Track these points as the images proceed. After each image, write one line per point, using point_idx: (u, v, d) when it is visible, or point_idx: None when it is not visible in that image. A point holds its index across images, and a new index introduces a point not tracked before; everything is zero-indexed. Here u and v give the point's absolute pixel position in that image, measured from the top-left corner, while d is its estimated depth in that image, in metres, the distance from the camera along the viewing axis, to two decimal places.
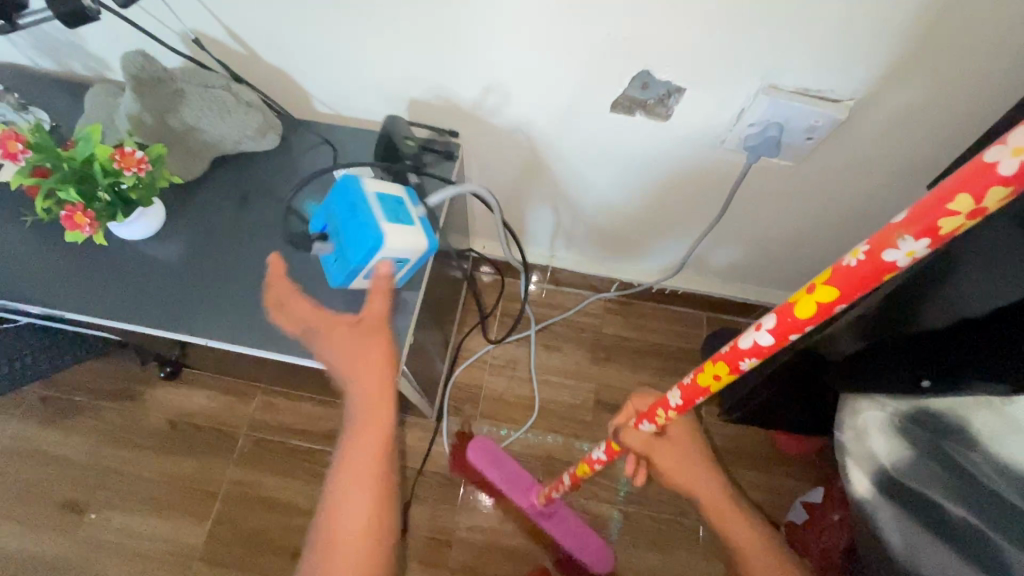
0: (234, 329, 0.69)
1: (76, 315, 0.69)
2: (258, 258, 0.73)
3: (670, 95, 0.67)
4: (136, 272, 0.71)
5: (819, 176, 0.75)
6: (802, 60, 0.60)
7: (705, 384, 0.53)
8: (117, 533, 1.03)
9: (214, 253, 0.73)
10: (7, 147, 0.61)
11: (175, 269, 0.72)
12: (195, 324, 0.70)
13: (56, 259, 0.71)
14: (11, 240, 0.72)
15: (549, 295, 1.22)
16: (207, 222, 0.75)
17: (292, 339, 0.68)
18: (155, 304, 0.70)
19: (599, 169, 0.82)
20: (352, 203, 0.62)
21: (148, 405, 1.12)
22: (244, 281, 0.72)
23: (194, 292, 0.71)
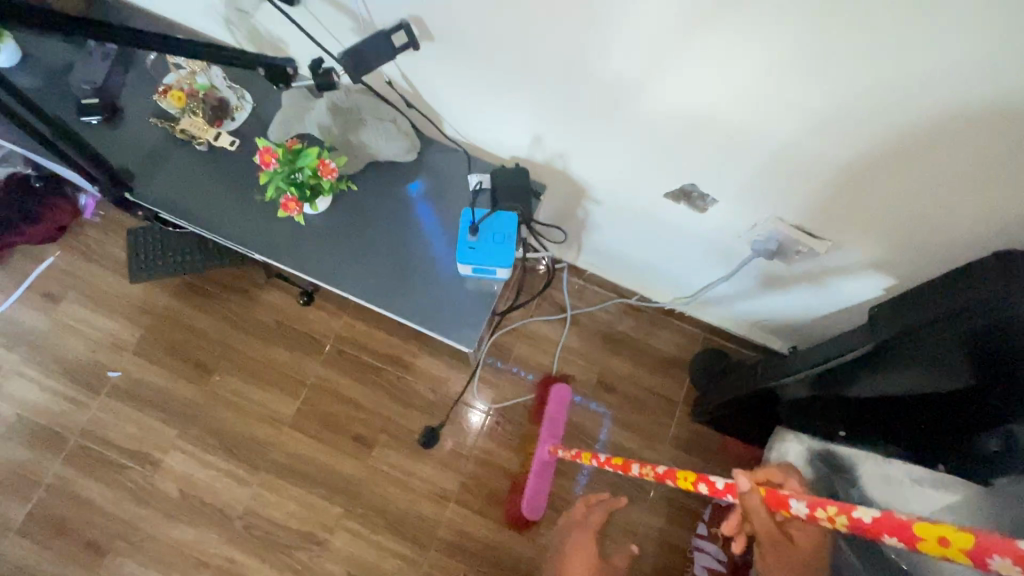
0: (366, 292, 1.01)
1: (264, 255, 1.02)
2: (387, 243, 1.03)
3: (707, 198, 0.95)
4: (304, 234, 1.03)
5: (799, 271, 1.04)
6: (798, 207, 0.89)
7: (678, 479, 0.77)
8: (234, 392, 1.42)
9: (358, 233, 1.04)
10: (263, 158, 0.91)
11: (332, 239, 1.03)
12: (341, 281, 1.01)
13: (257, 214, 1.03)
14: (225, 191, 1.03)
15: (581, 289, 1.51)
16: (357, 207, 1.05)
17: (405, 306, 1.00)
18: (316, 262, 1.02)
19: (644, 228, 1.10)
20: (505, 234, 0.94)
21: (262, 304, 1.47)
22: (376, 258, 1.03)
23: (342, 259, 1.02)
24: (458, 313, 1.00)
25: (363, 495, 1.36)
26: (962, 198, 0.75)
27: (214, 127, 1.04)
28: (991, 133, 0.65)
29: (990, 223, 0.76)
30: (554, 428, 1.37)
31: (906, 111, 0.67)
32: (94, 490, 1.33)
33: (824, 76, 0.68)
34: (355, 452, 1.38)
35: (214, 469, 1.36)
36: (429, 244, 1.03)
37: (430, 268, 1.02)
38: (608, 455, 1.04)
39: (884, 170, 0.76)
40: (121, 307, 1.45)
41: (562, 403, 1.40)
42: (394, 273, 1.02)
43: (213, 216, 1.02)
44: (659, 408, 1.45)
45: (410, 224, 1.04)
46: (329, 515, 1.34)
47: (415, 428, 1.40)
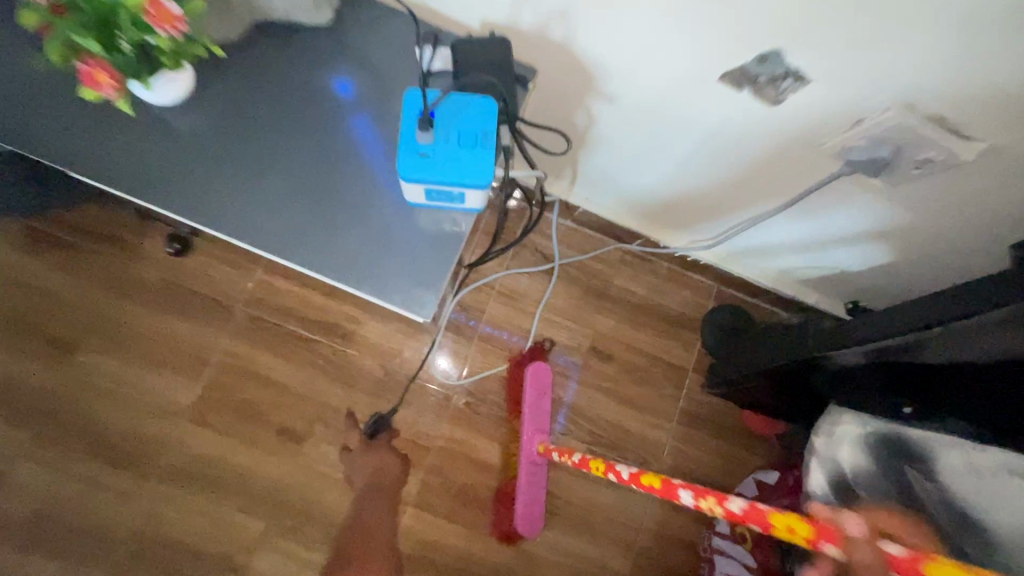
0: (260, 232, 0.66)
1: (95, 182, 0.66)
2: (288, 158, 0.68)
3: (788, 78, 0.59)
4: (162, 145, 0.67)
5: (902, 203, 0.71)
6: (950, 88, 0.53)
7: (773, 525, 0.45)
8: (106, 377, 1.05)
9: (246, 142, 0.68)
10: None
11: (206, 152, 0.67)
12: (220, 217, 0.66)
13: (86, 116, 0.67)
14: (31, 80, 0.67)
15: (569, 233, 1.18)
16: (243, 103, 0.69)
17: (324, 256, 0.66)
18: (181, 187, 0.67)
19: (671, 134, 0.76)
20: (478, 131, 0.58)
21: (140, 258, 1.08)
22: (274, 181, 0.67)
23: (221, 183, 0.67)
24: (400, 263, 0.67)
25: (293, 503, 1.04)
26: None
27: None
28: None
29: None
30: (539, 420, 1.06)
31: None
32: None
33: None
34: (279, 450, 1.06)
35: (84, 481, 1.01)
36: (356, 160, 0.68)
37: (359, 195, 0.68)
38: (634, 471, 0.72)
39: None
40: None
41: (542, 388, 1.08)
42: (301, 203, 0.67)
43: (15, 119, 0.66)
44: (666, 379, 1.18)
45: (326, 129, 0.69)
46: (248, 531, 1.02)
47: (359, 416, 1.08)
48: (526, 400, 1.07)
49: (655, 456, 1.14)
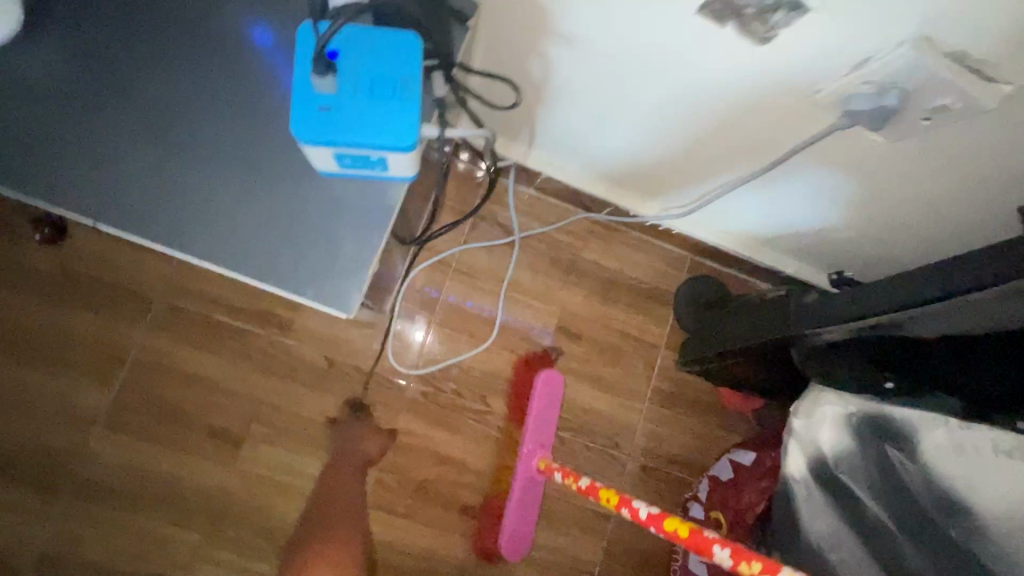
0: (141, 216, 0.55)
1: None
2: (173, 124, 0.56)
3: (780, 8, 0.48)
4: (8, 110, 0.55)
5: (902, 161, 0.62)
6: (979, 18, 0.43)
7: None
8: (2, 384, 0.91)
9: (119, 106, 0.56)
10: None
11: (70, 121, 0.55)
12: (90, 200, 0.55)
13: None
14: None
15: (532, 203, 1.07)
16: (113, 57, 0.56)
17: (217, 237, 0.55)
18: (34, 160, 0.55)
19: (637, 87, 0.66)
20: (392, 76, 0.46)
21: (30, 244, 0.93)
22: (156, 153, 0.56)
23: (85, 153, 0.55)
24: (315, 248, 0.56)
25: (232, 513, 0.94)
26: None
27: None
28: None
29: None
30: (541, 433, 0.99)
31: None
32: None
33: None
34: (213, 455, 0.94)
35: None
36: (248, 113, 0.56)
37: (259, 168, 0.56)
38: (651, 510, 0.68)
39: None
40: None
41: (554, 398, 1.01)
42: (191, 179, 0.56)
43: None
44: (638, 357, 1.10)
45: (210, 76, 0.56)
46: (181, 546, 0.92)
47: (304, 413, 0.97)
48: (532, 409, 0.99)
49: (628, 440, 1.08)
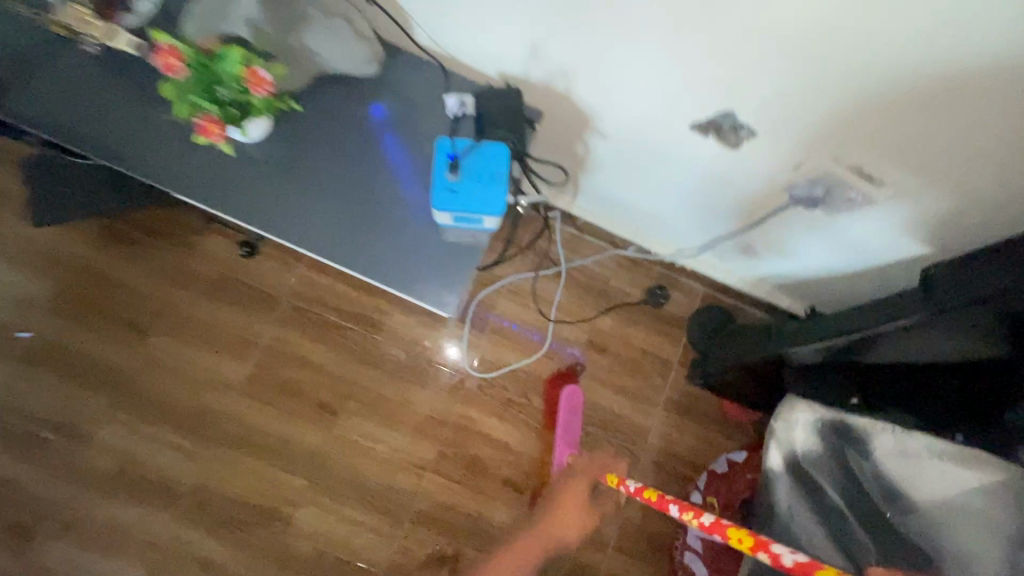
0: (313, 238, 0.81)
1: (166, 186, 0.80)
2: (337, 177, 0.83)
3: (744, 130, 0.77)
4: (226, 160, 0.82)
5: (840, 230, 0.87)
6: (861, 150, 0.72)
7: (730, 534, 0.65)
8: (171, 354, 1.22)
9: (305, 163, 0.83)
10: (163, 60, 0.68)
11: (265, 169, 0.82)
12: (286, 229, 0.81)
13: (165, 138, 0.81)
14: (119, 105, 0.81)
15: (572, 239, 1.34)
16: (299, 128, 0.83)
17: (357, 255, 0.82)
18: (240, 194, 0.81)
19: (654, 163, 0.91)
20: (492, 171, 0.75)
21: (199, 254, 1.25)
22: (329, 198, 0.82)
23: (274, 192, 0.82)
24: (424, 269, 0.82)
25: (328, 466, 1.22)
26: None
27: (105, 22, 0.78)
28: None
29: None
30: (570, 435, 1.25)
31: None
32: (13, 468, 1.15)
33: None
34: (318, 420, 1.23)
35: (155, 443, 1.19)
36: (386, 173, 0.83)
37: (395, 214, 0.83)
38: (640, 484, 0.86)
39: (955, 87, 0.60)
40: (22, 255, 1.20)
41: (575, 408, 1.26)
42: (346, 215, 0.82)
43: (105, 134, 0.80)
44: (654, 370, 1.33)
45: (365, 147, 0.84)
46: (289, 488, 1.20)
47: (386, 394, 1.25)
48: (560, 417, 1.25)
49: (642, 438, 1.30)
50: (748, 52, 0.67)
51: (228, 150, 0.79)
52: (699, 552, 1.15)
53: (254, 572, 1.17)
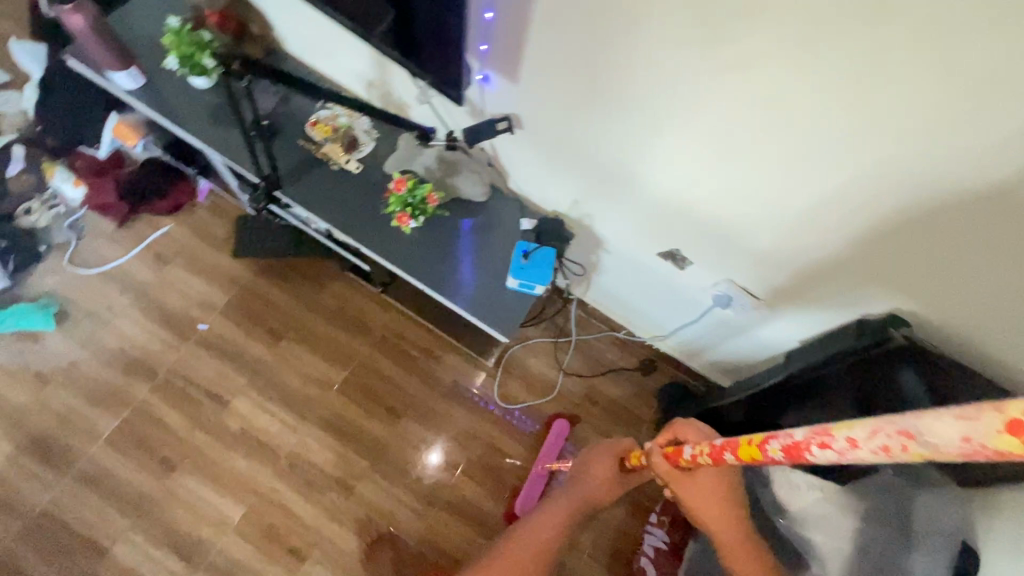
0: (434, 281, 1.37)
1: (355, 241, 1.38)
2: (452, 249, 1.40)
3: (685, 260, 1.35)
4: (389, 232, 1.40)
5: (742, 324, 1.43)
6: (748, 277, 1.29)
7: None
8: (295, 356, 1.74)
9: (434, 239, 1.40)
10: (398, 184, 1.35)
11: (410, 239, 1.40)
12: (420, 274, 1.38)
13: (359, 216, 1.40)
14: (339, 194, 1.42)
15: (583, 319, 1.86)
16: (434, 220, 1.41)
17: (458, 294, 1.36)
18: (395, 251, 1.39)
19: (637, 272, 1.49)
20: (546, 260, 1.34)
21: (327, 291, 1.80)
22: (446, 261, 1.39)
23: (415, 252, 1.39)
24: (497, 309, 1.36)
25: (388, 453, 1.67)
26: (855, 273, 1.13)
27: (347, 154, 1.43)
28: (877, 225, 1.02)
29: (905, 286, 1.09)
30: (551, 451, 1.70)
31: (826, 200, 1.03)
32: (172, 417, 1.62)
33: (782, 182, 1.05)
34: (387, 419, 1.71)
35: (270, 417, 1.66)
36: (480, 251, 1.41)
37: (482, 275, 1.39)
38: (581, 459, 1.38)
39: (810, 244, 1.13)
40: (214, 275, 1.79)
41: (560, 434, 1.73)
42: (455, 270, 1.38)
43: (329, 209, 1.40)
44: (630, 423, 1.81)
45: (469, 235, 1.42)
46: (358, 464, 1.65)
47: (436, 409, 1.74)
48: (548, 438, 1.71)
49: None
50: (698, 215, 1.22)
51: (407, 230, 1.39)
52: (652, 559, 1.55)
53: (321, 522, 1.58)
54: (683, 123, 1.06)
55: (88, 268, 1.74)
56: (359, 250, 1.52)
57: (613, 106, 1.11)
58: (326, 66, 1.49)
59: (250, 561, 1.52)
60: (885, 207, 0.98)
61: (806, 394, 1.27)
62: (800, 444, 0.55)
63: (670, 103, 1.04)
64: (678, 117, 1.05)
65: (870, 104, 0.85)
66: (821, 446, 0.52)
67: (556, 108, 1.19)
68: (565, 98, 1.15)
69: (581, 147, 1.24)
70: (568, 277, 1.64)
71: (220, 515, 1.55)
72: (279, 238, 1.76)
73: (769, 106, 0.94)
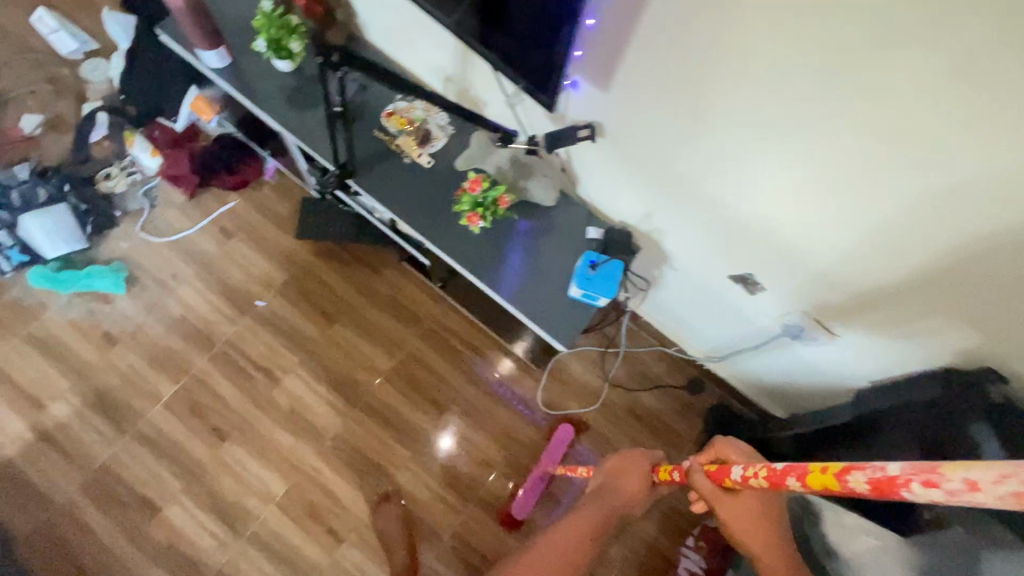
0: (495, 282, 1.36)
1: (420, 235, 1.38)
2: (516, 252, 1.39)
3: (756, 285, 1.30)
4: (455, 229, 1.39)
5: (808, 355, 1.38)
6: (824, 310, 1.23)
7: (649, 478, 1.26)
8: (346, 340, 1.76)
9: (499, 241, 1.39)
10: (471, 184, 1.36)
11: (475, 238, 1.39)
12: (481, 274, 1.37)
13: (426, 211, 1.40)
14: (408, 187, 1.42)
15: (634, 332, 1.83)
16: (500, 221, 1.40)
17: (518, 298, 1.35)
18: (459, 249, 1.38)
19: (701, 290, 1.44)
20: (613, 273, 1.31)
21: (382, 279, 1.82)
22: (508, 263, 1.38)
23: (479, 251, 1.38)
24: (556, 317, 1.34)
25: (428, 445, 1.68)
26: (949, 319, 1.06)
27: (419, 148, 1.44)
28: (984, 273, 0.94)
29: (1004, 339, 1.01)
30: (555, 454, 1.67)
31: (929, 241, 0.96)
32: (226, 388, 1.67)
33: (884, 220, 0.98)
34: (430, 411, 1.72)
35: (319, 398, 1.70)
36: (543, 256, 1.39)
37: (544, 281, 1.37)
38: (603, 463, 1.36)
39: (902, 283, 1.06)
40: (274, 253, 1.83)
41: (565, 439, 1.70)
42: (517, 274, 1.37)
43: (398, 201, 1.41)
44: (672, 442, 1.77)
45: (534, 239, 1.40)
46: (398, 453, 1.67)
47: (478, 407, 1.74)
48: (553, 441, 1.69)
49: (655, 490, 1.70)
50: (779, 242, 1.17)
51: (475, 229, 1.38)
52: None
53: (359, 506, 1.61)
54: (782, 147, 1.00)
55: (158, 237, 1.81)
56: (423, 244, 1.53)
57: (706, 121, 1.06)
58: (405, 57, 1.48)
59: (290, 536, 1.57)
60: (998, 254, 0.90)
61: (865, 435, 1.20)
62: (895, 479, 0.51)
63: (771, 124, 0.98)
64: (778, 141, 0.99)
65: (1002, 146, 0.78)
66: (925, 484, 0.48)
67: (643, 117, 1.14)
68: (655, 108, 1.11)
69: (663, 161, 1.20)
70: (630, 289, 1.60)
71: (265, 488, 1.60)
72: (340, 223, 1.78)
73: (887, 138, 0.87)
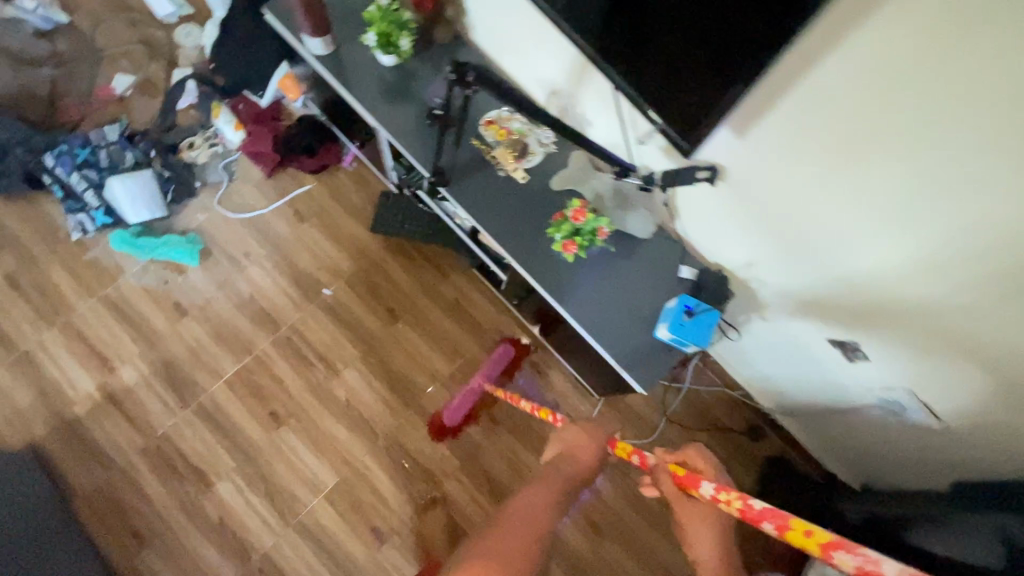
0: (579, 312, 1.30)
1: (507, 253, 1.33)
2: (603, 283, 1.33)
3: (859, 355, 1.22)
4: (543, 251, 1.34)
5: (899, 432, 1.30)
6: (932, 395, 1.15)
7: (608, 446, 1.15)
8: (406, 340, 1.75)
9: (586, 269, 1.34)
10: (576, 212, 1.31)
11: (562, 263, 1.33)
12: (565, 302, 1.31)
13: (514, 228, 1.35)
14: (499, 201, 1.37)
15: (699, 369, 1.77)
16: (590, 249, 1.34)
17: (600, 332, 1.29)
18: (545, 272, 1.33)
19: (792, 346, 1.37)
20: (708, 322, 1.24)
21: (449, 283, 1.80)
22: (594, 294, 1.32)
23: (565, 277, 1.32)
24: (639, 357, 1.28)
25: (477, 457, 1.66)
26: None
27: (516, 162, 1.39)
28: None
29: None
30: (490, 370, 1.72)
31: None
32: (287, 374, 1.68)
33: None
34: (483, 423, 1.69)
35: (375, 395, 1.69)
36: (631, 290, 1.33)
37: (629, 316, 1.31)
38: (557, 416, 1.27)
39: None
40: (345, 243, 1.81)
41: (504, 356, 1.73)
42: (602, 306, 1.31)
43: (487, 214, 1.36)
44: None
45: (624, 272, 1.35)
46: (448, 461, 1.66)
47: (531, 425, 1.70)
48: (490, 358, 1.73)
49: None
50: (899, 319, 1.08)
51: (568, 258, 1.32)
52: None
53: (404, 508, 1.61)
54: (933, 230, 0.92)
55: (234, 212, 1.81)
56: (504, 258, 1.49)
57: (847, 188, 0.98)
58: (511, 65, 1.43)
59: (335, 528, 1.58)
60: None
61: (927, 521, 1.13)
62: None
63: (928, 202, 0.90)
64: (931, 221, 0.91)
65: None
66: None
67: (774, 172, 1.07)
68: (791, 165, 1.04)
69: (783, 215, 1.12)
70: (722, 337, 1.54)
71: (315, 478, 1.61)
72: (415, 222, 1.76)
73: None
